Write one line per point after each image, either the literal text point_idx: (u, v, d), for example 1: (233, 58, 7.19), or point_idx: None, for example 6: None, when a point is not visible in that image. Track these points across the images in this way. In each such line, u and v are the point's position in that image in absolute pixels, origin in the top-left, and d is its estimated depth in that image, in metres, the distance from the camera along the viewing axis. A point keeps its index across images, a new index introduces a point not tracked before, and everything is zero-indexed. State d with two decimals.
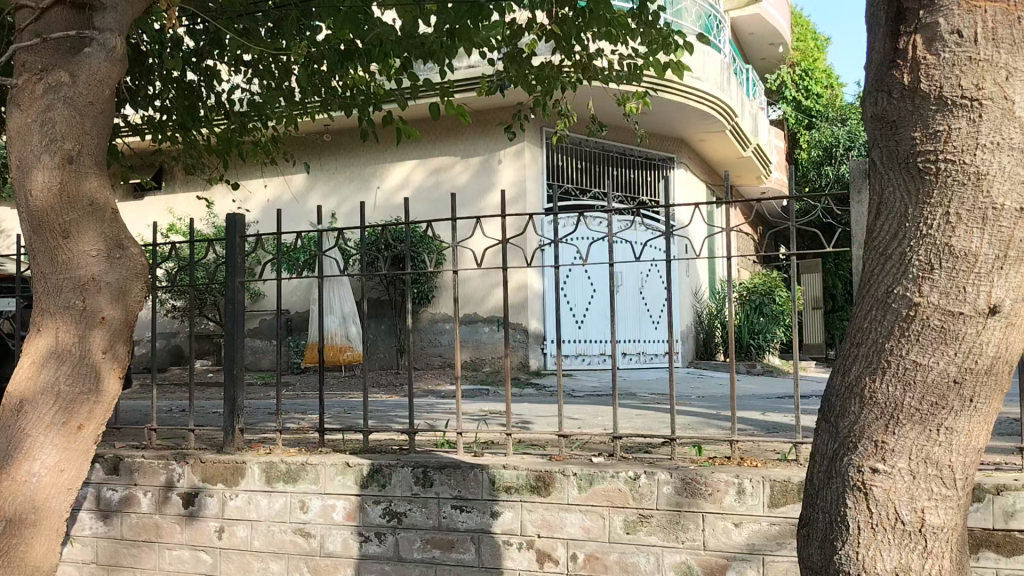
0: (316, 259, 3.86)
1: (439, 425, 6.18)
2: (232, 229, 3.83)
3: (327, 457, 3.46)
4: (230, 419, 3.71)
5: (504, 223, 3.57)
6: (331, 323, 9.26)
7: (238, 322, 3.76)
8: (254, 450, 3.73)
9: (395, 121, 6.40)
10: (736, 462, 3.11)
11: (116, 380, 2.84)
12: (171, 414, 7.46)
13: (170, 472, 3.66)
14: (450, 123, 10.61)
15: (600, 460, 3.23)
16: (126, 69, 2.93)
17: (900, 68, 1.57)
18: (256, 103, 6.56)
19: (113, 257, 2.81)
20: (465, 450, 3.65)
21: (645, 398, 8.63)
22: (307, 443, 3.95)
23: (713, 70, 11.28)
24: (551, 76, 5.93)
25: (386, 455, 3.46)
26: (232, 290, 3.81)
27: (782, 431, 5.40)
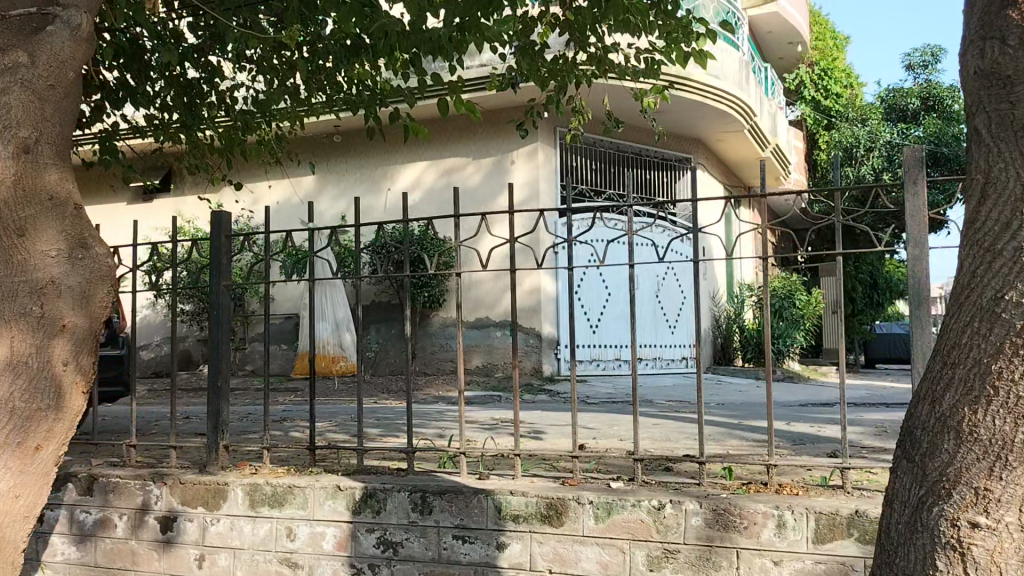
0: (308, 260, 3.42)
1: (447, 435, 5.94)
2: (217, 228, 3.61)
3: (317, 479, 3.22)
4: (213, 434, 3.50)
5: (513, 222, 3.31)
6: (323, 331, 9.11)
7: (222, 327, 3.55)
8: (237, 469, 3.50)
9: (406, 120, 6.15)
10: (773, 490, 2.84)
11: (78, 395, 2.66)
12: (171, 421, 7.26)
13: (147, 494, 3.43)
14: (461, 122, 10.38)
15: (618, 487, 2.96)
16: (92, 51, 2.72)
17: (1018, 9, 1.49)
18: (260, 102, 6.37)
19: (75, 257, 2.62)
20: (471, 470, 3.39)
21: (662, 406, 8.36)
22: (299, 461, 3.71)
23: (732, 69, 11.03)
24: (564, 70, 5.68)
25: (382, 478, 3.21)
26: (217, 294, 3.58)
27: (811, 443, 5.11)
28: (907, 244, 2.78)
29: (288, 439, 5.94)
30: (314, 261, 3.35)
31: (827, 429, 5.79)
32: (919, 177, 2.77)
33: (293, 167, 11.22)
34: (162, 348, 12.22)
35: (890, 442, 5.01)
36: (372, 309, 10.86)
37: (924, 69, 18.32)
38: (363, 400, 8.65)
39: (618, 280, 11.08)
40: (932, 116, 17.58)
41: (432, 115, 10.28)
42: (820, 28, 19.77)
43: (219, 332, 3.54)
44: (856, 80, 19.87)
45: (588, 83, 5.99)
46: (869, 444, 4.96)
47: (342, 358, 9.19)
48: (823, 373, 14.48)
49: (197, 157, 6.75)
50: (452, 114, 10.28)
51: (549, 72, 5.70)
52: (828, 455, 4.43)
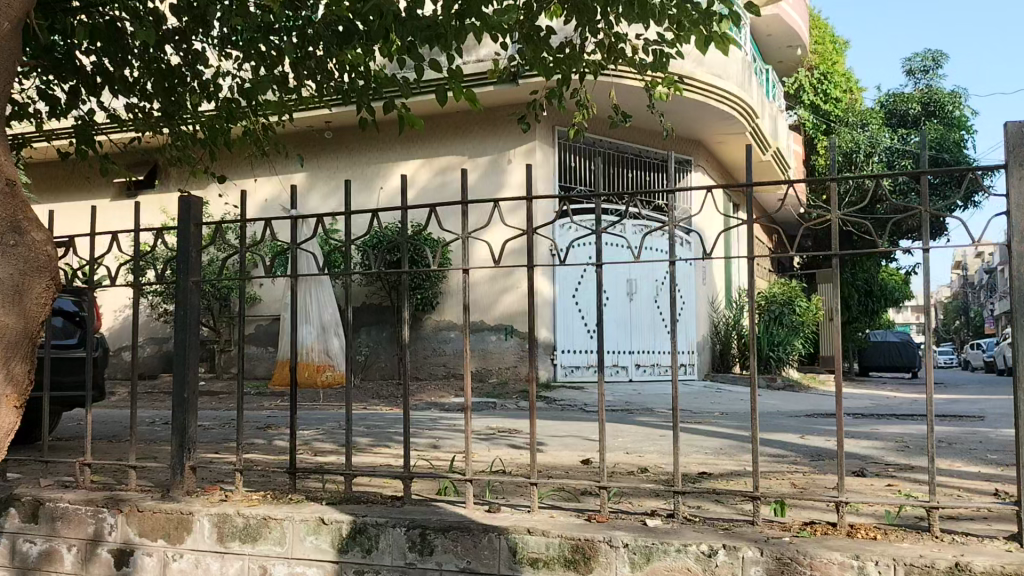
0: (289, 253, 3.04)
1: (443, 445, 5.60)
2: (186, 215, 3.26)
3: (298, 511, 2.86)
4: (179, 454, 3.16)
5: (530, 210, 2.95)
6: (307, 335, 8.77)
7: (189, 329, 3.20)
8: (205, 495, 3.15)
9: (404, 111, 5.77)
10: (845, 533, 2.46)
11: (9, 409, 2.32)
12: (149, 428, 6.90)
13: (100, 523, 3.08)
14: (456, 118, 10.04)
15: (655, 525, 2.60)
16: (30, 4, 2.38)
17: None
18: (246, 89, 6.02)
19: (5, 247, 2.27)
20: (476, 499, 3.03)
21: (667, 415, 8.00)
22: (276, 486, 3.36)
23: (735, 69, 10.73)
24: (571, 60, 5.33)
25: (374, 509, 2.85)
26: (184, 291, 3.23)
27: (829, 458, 4.80)
28: (1011, 238, 2.44)
29: (272, 449, 5.58)
30: (298, 256, 2.97)
31: (844, 443, 5.47)
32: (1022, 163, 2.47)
33: (281, 163, 10.84)
34: (146, 349, 11.87)
35: (917, 458, 4.68)
36: (363, 311, 10.50)
37: (925, 74, 18.05)
38: (353, 407, 8.28)
39: (617, 284, 10.76)
40: (933, 121, 17.38)
41: (427, 110, 9.94)
42: (820, 32, 19.41)
43: (185, 336, 3.19)
44: (855, 85, 19.62)
45: (594, 74, 5.67)
46: (896, 461, 4.63)
47: (329, 367, 8.77)
48: (822, 381, 14.20)
49: (181, 150, 6.39)
50: (449, 111, 9.96)
51: (553, 62, 5.35)
52: (855, 474, 4.10)
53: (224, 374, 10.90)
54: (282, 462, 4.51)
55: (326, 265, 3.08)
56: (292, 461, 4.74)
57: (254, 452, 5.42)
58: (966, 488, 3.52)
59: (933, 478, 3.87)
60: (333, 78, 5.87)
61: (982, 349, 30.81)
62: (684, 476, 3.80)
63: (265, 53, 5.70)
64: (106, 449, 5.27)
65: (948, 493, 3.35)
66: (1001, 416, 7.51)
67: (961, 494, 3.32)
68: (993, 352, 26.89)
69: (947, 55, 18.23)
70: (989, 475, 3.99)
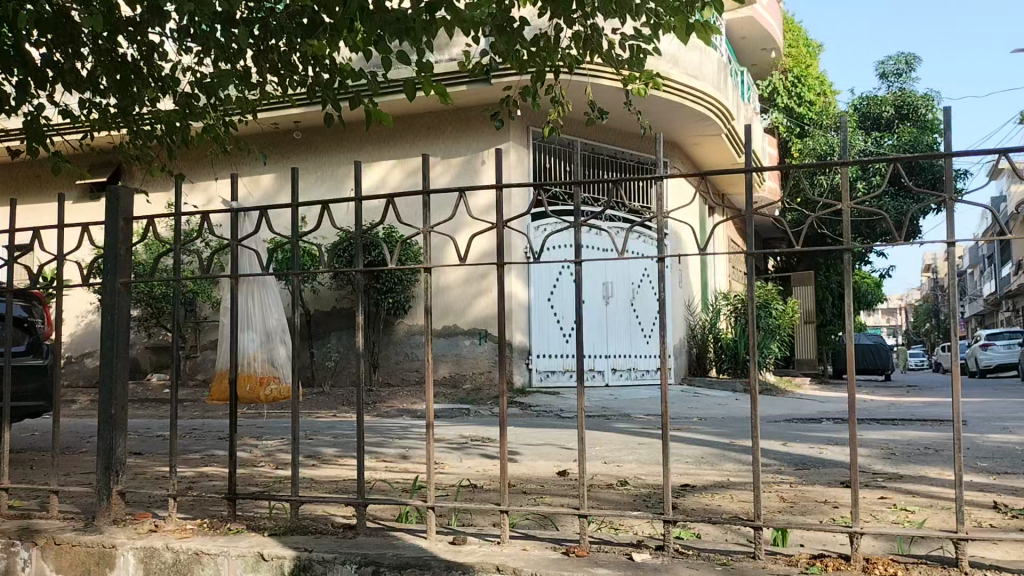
0: (230, 252, 2.79)
1: (411, 455, 5.35)
2: (114, 211, 3.01)
3: (234, 545, 2.60)
4: (105, 478, 2.91)
5: (499, 202, 2.70)
6: (249, 343, 7.49)
7: (118, 336, 2.95)
8: (134, 524, 2.89)
9: (372, 106, 5.52)
10: (859, 569, 2.23)
11: None
12: (105, 438, 6.59)
13: (12, 558, 2.81)
14: (429, 119, 9.77)
15: (643, 560, 2.35)
16: None
17: None
18: (204, 84, 5.73)
19: None
20: (441, 527, 2.76)
21: (643, 421, 7.80)
22: (217, 513, 3.10)
23: (709, 69, 10.59)
24: (546, 54, 5.08)
25: (323, 542, 2.58)
26: (113, 293, 2.98)
27: (815, 468, 4.60)
28: None
29: (231, 460, 5.31)
30: (238, 254, 2.73)
31: (828, 450, 5.28)
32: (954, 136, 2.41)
33: (248, 164, 10.52)
34: None
35: (904, 467, 4.50)
36: (332, 316, 10.20)
37: (898, 77, 18.08)
38: (322, 416, 8.00)
39: (593, 287, 10.57)
40: (907, 124, 17.39)
41: (399, 109, 9.67)
42: (794, 35, 19.40)
43: (114, 344, 2.94)
44: (828, 88, 19.65)
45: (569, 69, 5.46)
46: (882, 469, 4.45)
47: (275, 379, 7.63)
48: (798, 384, 14.14)
49: (139, 147, 6.08)
50: (421, 110, 9.71)
51: (529, 56, 5.10)
52: (843, 485, 3.91)
53: (189, 382, 10.57)
54: (236, 479, 4.25)
55: (272, 264, 2.83)
56: (248, 476, 4.47)
57: (212, 465, 5.14)
58: (963, 501, 3.33)
59: (925, 490, 3.68)
60: (297, 71, 5.58)
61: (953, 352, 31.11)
62: (665, 490, 3.58)
63: (224, 44, 5.41)
64: (52, 463, 4.98)
65: (947, 507, 3.16)
66: (983, 420, 7.39)
67: (959, 508, 3.13)
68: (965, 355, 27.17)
69: (919, 58, 18.29)
70: (983, 486, 3.81)
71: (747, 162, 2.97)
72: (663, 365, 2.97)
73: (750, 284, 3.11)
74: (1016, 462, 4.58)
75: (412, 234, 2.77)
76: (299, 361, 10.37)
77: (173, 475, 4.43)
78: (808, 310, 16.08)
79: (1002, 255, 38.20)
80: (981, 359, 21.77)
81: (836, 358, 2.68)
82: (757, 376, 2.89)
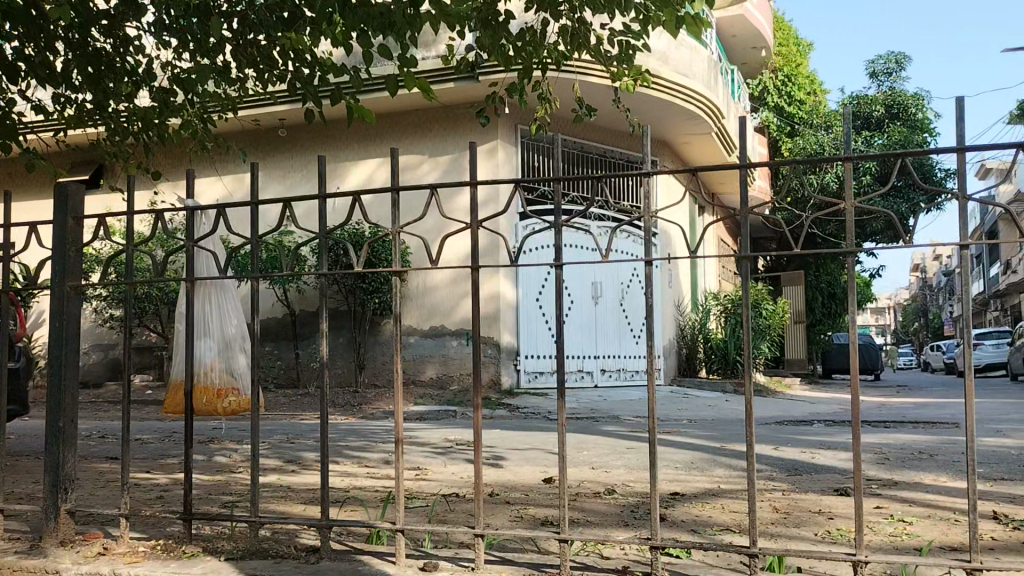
0: (189, 252, 2.66)
1: (394, 460, 5.22)
2: (63, 208, 2.89)
3: (188, 569, 2.45)
4: (53, 495, 2.78)
5: (475, 201, 2.55)
6: (206, 351, 6.30)
7: (67, 342, 2.84)
8: (82, 546, 2.76)
9: (352, 102, 5.34)
10: None
11: None
12: (81, 441, 6.43)
13: None
14: (415, 116, 9.62)
15: None
16: None
17: None
18: (182, 79, 5.57)
19: None
20: (413, 548, 2.60)
21: (632, 423, 7.69)
22: (176, 530, 2.96)
23: (698, 67, 10.50)
24: (533, 48, 4.94)
25: (284, 567, 2.42)
26: (62, 297, 2.85)
27: (807, 473, 4.49)
28: None
29: (208, 466, 5.15)
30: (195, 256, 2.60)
31: (820, 455, 5.17)
32: (958, 128, 2.30)
33: (230, 163, 10.32)
34: (91, 357, 11.29)
35: (899, 473, 4.39)
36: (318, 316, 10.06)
37: (888, 76, 18.01)
38: (305, 419, 7.84)
39: (582, 287, 10.44)
40: (897, 124, 17.33)
41: (385, 107, 9.52)
42: (783, 34, 19.36)
43: (62, 350, 2.83)
44: (818, 87, 19.60)
45: (555, 66, 5.32)
46: (876, 475, 4.34)
47: (234, 390, 6.35)
48: (788, 384, 14.07)
49: (116, 144, 5.91)
50: (406, 108, 9.56)
51: (515, 52, 4.95)
52: (837, 492, 3.80)
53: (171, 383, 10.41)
54: (210, 487, 4.09)
55: (229, 267, 2.68)
56: (223, 483, 4.31)
57: (187, 470, 4.96)
58: (961, 511, 3.21)
59: (922, 498, 3.56)
60: (276, 66, 5.43)
61: (942, 352, 31.18)
62: (653, 499, 3.45)
63: (201, 38, 5.25)
64: (20, 469, 4.80)
65: (944, 518, 3.03)
66: (976, 422, 7.29)
67: (958, 519, 3.01)
68: (954, 355, 27.19)
69: (910, 58, 18.23)
70: (979, 493, 3.70)
71: (744, 158, 2.83)
72: (653, 371, 2.84)
73: (743, 286, 3.00)
74: (1012, 467, 4.48)
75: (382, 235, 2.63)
76: (283, 361, 10.24)
77: (144, 484, 4.28)
78: (798, 310, 16.02)
79: (990, 253, 38.25)
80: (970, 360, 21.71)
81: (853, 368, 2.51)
82: (752, 381, 2.77)
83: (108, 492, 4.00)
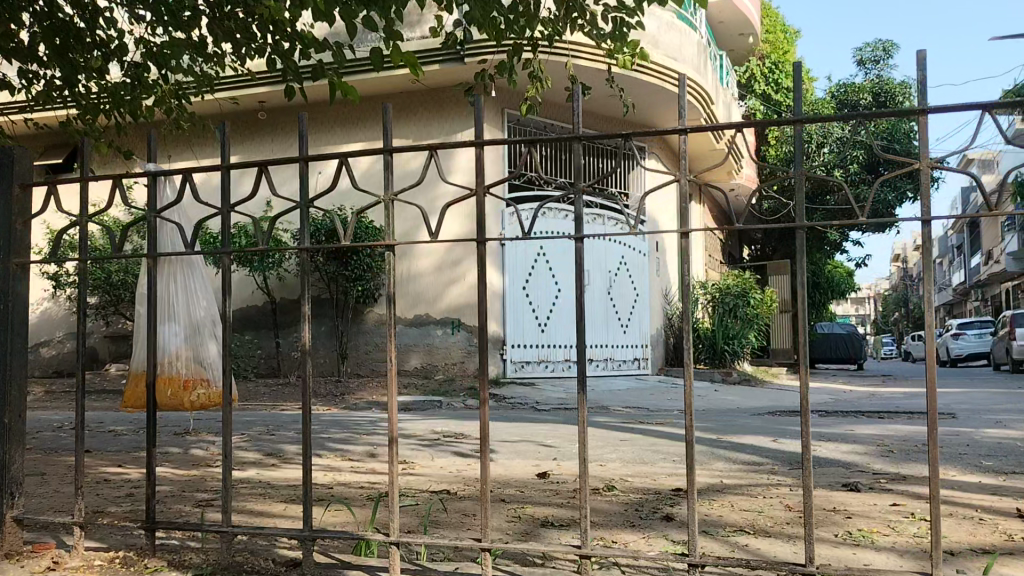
0: (150, 227, 2.42)
1: (379, 453, 5.01)
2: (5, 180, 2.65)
3: None
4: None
5: (480, 163, 2.31)
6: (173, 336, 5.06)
7: (12, 328, 2.61)
8: (30, 559, 2.54)
9: (335, 78, 5.05)
10: None
11: None
12: (49, 433, 6.16)
13: None
14: (399, 99, 9.36)
15: None
16: None
17: None
18: (155, 54, 5.29)
19: None
20: (410, 561, 2.37)
21: (622, 414, 7.50)
22: (142, 538, 2.72)
23: (688, 50, 10.32)
24: (525, 22, 4.68)
25: None
26: (6, 276, 2.62)
27: (810, 466, 4.33)
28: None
29: (183, 459, 4.91)
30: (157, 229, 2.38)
31: (822, 447, 5.00)
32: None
33: (209, 147, 10.01)
34: (64, 345, 10.97)
35: (905, 466, 4.23)
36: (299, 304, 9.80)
37: (875, 64, 17.90)
38: (285, 409, 7.60)
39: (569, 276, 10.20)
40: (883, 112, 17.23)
41: (368, 89, 9.24)
42: (771, 20, 19.25)
43: (7, 337, 2.60)
44: (805, 75, 19.50)
45: (547, 41, 5.06)
46: (882, 469, 4.17)
47: (205, 384, 5.14)
48: (775, 374, 13.92)
49: (86, 123, 5.60)
50: (390, 91, 9.28)
51: (506, 26, 4.70)
52: (845, 487, 3.63)
53: None
54: (185, 483, 3.84)
55: (195, 241, 2.44)
56: (199, 478, 4.06)
57: (160, 464, 4.71)
58: (982, 507, 3.05)
59: (937, 494, 3.38)
60: (255, 39, 5.16)
61: (922, 342, 31.30)
62: (657, 495, 3.25)
63: (175, 10, 4.97)
64: None
65: (969, 517, 2.85)
66: (972, 413, 7.16)
67: (983, 518, 2.83)
68: (935, 345, 27.31)
69: (896, 45, 18.09)
70: (995, 488, 3.54)
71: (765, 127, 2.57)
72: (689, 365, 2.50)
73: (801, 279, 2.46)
74: (1022, 461, 4.32)
75: (374, 202, 2.39)
76: (264, 351, 9.98)
77: (113, 480, 4.04)
78: (784, 299, 15.92)
79: (971, 244, 38.43)
80: (951, 349, 21.74)
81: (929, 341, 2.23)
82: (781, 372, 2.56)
83: (72, 488, 3.74)
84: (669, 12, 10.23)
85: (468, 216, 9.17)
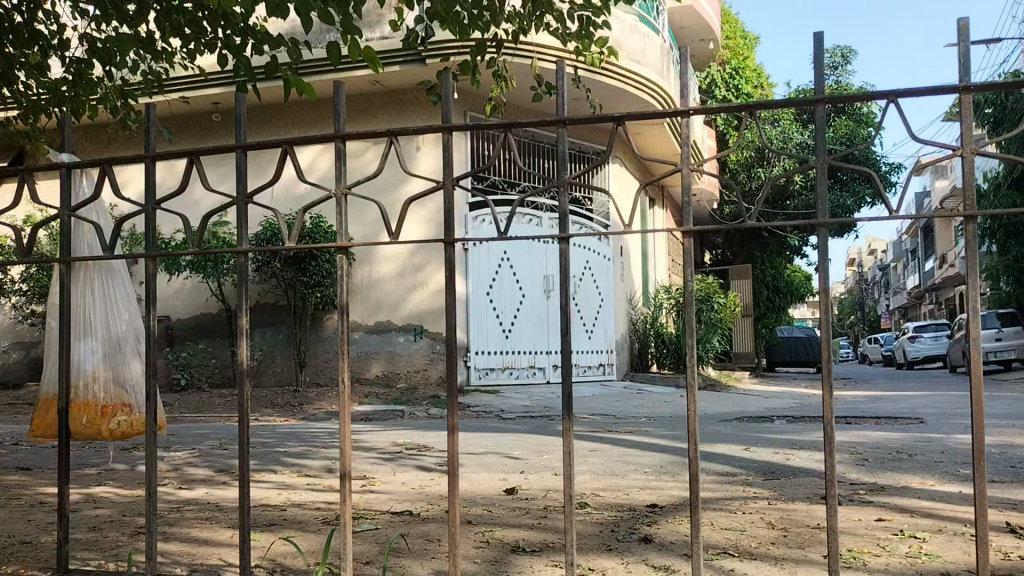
0: (64, 223, 2.21)
1: (338, 468, 4.77)
2: None
3: None
4: None
5: (446, 154, 2.13)
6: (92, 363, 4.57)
7: None
8: None
9: (290, 75, 4.75)
10: None
11: None
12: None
13: None
14: (358, 101, 9.13)
15: None
16: None
17: None
18: (99, 50, 4.99)
19: None
20: None
21: (589, 422, 7.36)
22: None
23: (652, 54, 10.25)
24: (489, 18, 4.46)
25: None
26: None
27: (787, 476, 4.20)
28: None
29: (130, 477, 4.63)
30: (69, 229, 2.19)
31: (796, 456, 4.87)
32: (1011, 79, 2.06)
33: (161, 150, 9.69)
34: (8, 356, 10.51)
35: (882, 475, 4.12)
36: (255, 311, 9.55)
37: (834, 70, 18.02)
38: (240, 421, 7.31)
39: (533, 280, 10.00)
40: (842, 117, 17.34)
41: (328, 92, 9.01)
42: (730, 26, 19.28)
43: None
44: (765, 80, 19.56)
45: (512, 39, 4.86)
46: (858, 479, 4.06)
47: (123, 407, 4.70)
48: (738, 379, 13.90)
49: (26, 123, 5.28)
50: (349, 92, 9.05)
51: (470, 21, 4.48)
52: (825, 498, 3.50)
53: None
54: (128, 505, 3.57)
55: (114, 243, 2.22)
56: (143, 499, 3.79)
57: (103, 484, 4.41)
58: (968, 521, 2.93)
59: (920, 506, 3.26)
60: (206, 35, 4.88)
61: (880, 344, 31.73)
62: (633, 514, 3.07)
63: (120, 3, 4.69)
64: None
65: (960, 533, 2.72)
66: (939, 417, 7.11)
67: (975, 534, 2.70)
68: (892, 347, 27.73)
69: (855, 50, 18.23)
70: (976, 498, 3.43)
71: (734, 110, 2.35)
72: (689, 380, 2.23)
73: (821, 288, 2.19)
74: (998, 469, 4.24)
75: (324, 199, 2.21)
76: (218, 360, 9.67)
77: (48, 503, 3.75)
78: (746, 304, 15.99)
79: (924, 247, 39.02)
80: (908, 352, 21.99)
81: (971, 335, 2.09)
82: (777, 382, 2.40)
83: (3, 512, 3.45)
84: (632, 14, 10.13)
85: (431, 220, 8.97)
